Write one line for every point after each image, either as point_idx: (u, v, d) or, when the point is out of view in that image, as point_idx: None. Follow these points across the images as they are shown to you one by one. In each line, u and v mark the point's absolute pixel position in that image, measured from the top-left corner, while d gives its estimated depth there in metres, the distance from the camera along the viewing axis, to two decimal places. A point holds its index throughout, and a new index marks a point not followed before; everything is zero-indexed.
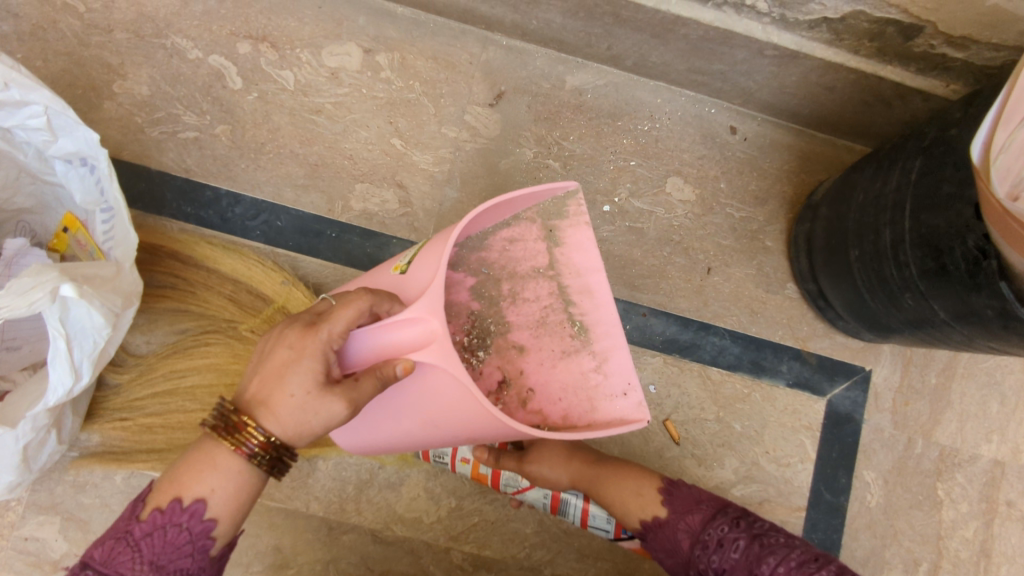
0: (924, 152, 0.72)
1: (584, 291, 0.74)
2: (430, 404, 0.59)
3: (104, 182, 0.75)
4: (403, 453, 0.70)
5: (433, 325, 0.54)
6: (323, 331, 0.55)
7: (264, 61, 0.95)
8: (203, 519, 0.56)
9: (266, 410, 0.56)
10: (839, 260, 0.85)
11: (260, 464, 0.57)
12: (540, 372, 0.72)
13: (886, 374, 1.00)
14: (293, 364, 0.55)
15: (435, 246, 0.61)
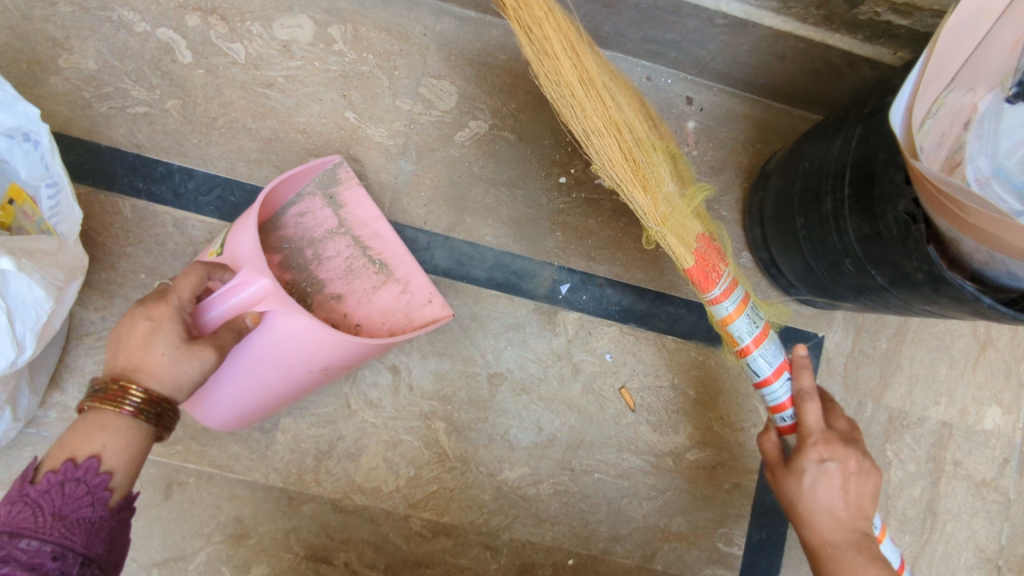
0: (864, 119, 0.72)
1: (373, 234, 0.88)
2: (278, 348, 0.71)
3: (48, 158, 0.75)
4: (262, 407, 0.80)
5: (264, 280, 0.65)
6: (172, 302, 0.59)
7: (215, 33, 0.94)
8: (99, 473, 0.53)
9: (144, 374, 0.56)
10: (788, 228, 0.87)
11: (147, 421, 0.56)
12: (359, 310, 0.86)
13: (838, 340, 1.02)
14: (156, 331, 0.57)
15: (243, 223, 0.73)
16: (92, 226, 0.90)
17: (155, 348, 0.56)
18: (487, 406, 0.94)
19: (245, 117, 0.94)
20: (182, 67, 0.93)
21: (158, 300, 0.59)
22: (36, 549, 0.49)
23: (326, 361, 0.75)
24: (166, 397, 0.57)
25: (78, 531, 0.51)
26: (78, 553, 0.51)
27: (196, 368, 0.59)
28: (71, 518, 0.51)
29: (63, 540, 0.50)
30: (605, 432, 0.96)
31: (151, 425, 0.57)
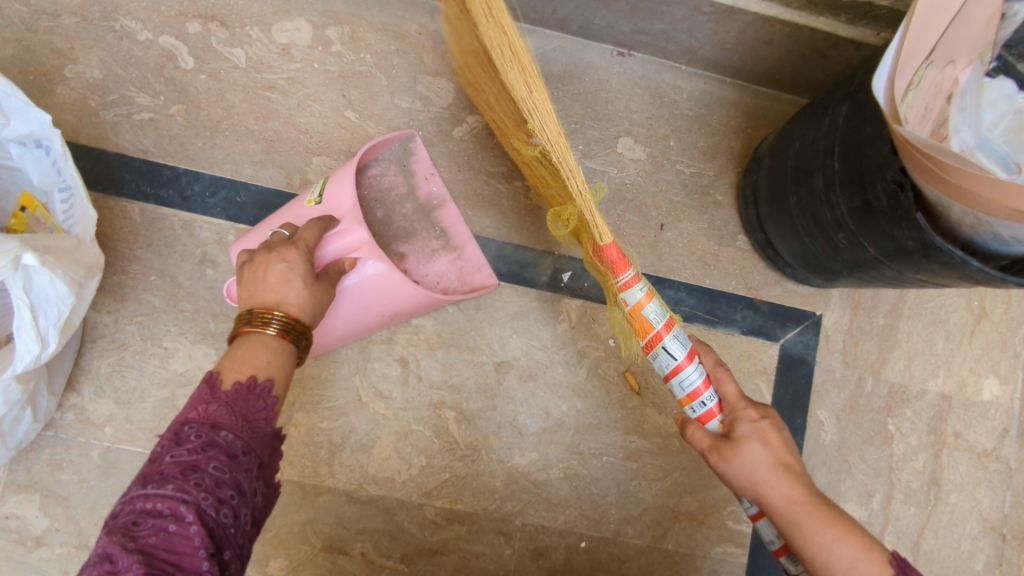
0: (850, 97, 0.75)
1: (442, 200, 0.90)
2: (365, 294, 0.77)
3: (60, 162, 0.77)
4: (338, 340, 0.86)
5: (362, 232, 0.70)
6: (299, 246, 0.65)
7: (215, 39, 0.97)
8: (272, 393, 0.57)
9: (287, 305, 0.62)
10: (781, 208, 0.89)
11: (291, 345, 0.61)
12: (420, 268, 0.89)
13: (836, 317, 1.04)
14: (291, 270, 0.63)
15: (341, 172, 0.76)
16: (103, 231, 0.92)
17: (294, 283, 0.62)
18: (495, 394, 0.96)
19: (248, 119, 0.96)
20: (185, 73, 0.96)
21: (289, 243, 0.65)
22: (232, 443, 0.51)
23: (401, 305, 0.81)
24: (304, 328, 0.63)
25: (259, 438, 0.54)
26: (258, 457, 0.53)
27: (321, 301, 0.65)
28: (253, 424, 0.54)
29: (250, 441, 0.53)
30: (611, 415, 0.98)
31: (296, 348, 0.62)
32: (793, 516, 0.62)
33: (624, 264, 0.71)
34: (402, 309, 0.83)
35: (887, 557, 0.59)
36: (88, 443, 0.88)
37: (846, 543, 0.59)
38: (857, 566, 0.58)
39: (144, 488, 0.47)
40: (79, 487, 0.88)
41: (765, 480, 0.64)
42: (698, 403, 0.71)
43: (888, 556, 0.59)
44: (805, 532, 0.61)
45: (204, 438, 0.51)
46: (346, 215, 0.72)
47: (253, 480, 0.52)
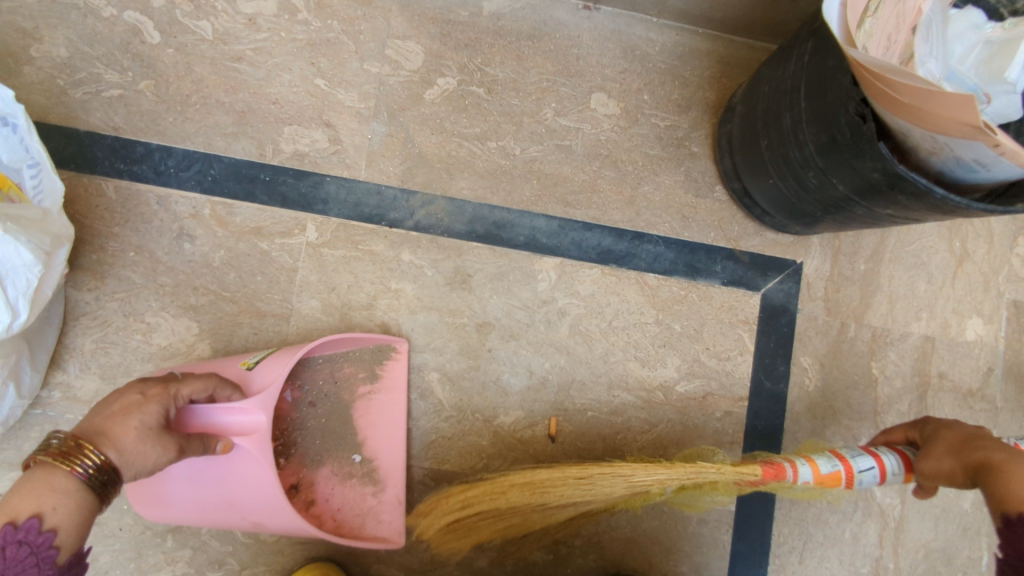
0: (815, 33, 0.74)
1: (385, 426, 0.92)
2: (230, 486, 0.75)
3: (25, 139, 0.77)
4: (179, 517, 0.80)
5: (261, 418, 0.73)
6: (170, 390, 0.66)
7: (181, 13, 0.96)
8: (41, 533, 0.54)
9: (106, 440, 0.59)
10: (755, 153, 0.88)
11: (94, 486, 0.57)
12: (325, 486, 0.90)
13: (817, 264, 1.04)
14: (137, 406, 0.63)
15: (283, 359, 0.80)
16: (78, 210, 0.92)
17: (128, 419, 0.61)
18: (478, 354, 0.96)
19: (218, 92, 0.96)
20: (151, 48, 0.95)
21: (164, 382, 0.67)
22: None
23: (259, 514, 0.79)
24: (116, 467, 0.59)
25: None
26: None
27: (152, 458, 0.62)
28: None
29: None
30: (595, 370, 0.98)
31: (99, 488, 0.57)
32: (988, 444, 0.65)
33: (782, 472, 0.81)
34: (265, 520, 0.80)
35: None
36: (76, 420, 0.89)
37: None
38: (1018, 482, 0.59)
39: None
40: None
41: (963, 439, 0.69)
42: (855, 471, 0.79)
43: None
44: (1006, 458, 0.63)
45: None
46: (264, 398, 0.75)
47: None
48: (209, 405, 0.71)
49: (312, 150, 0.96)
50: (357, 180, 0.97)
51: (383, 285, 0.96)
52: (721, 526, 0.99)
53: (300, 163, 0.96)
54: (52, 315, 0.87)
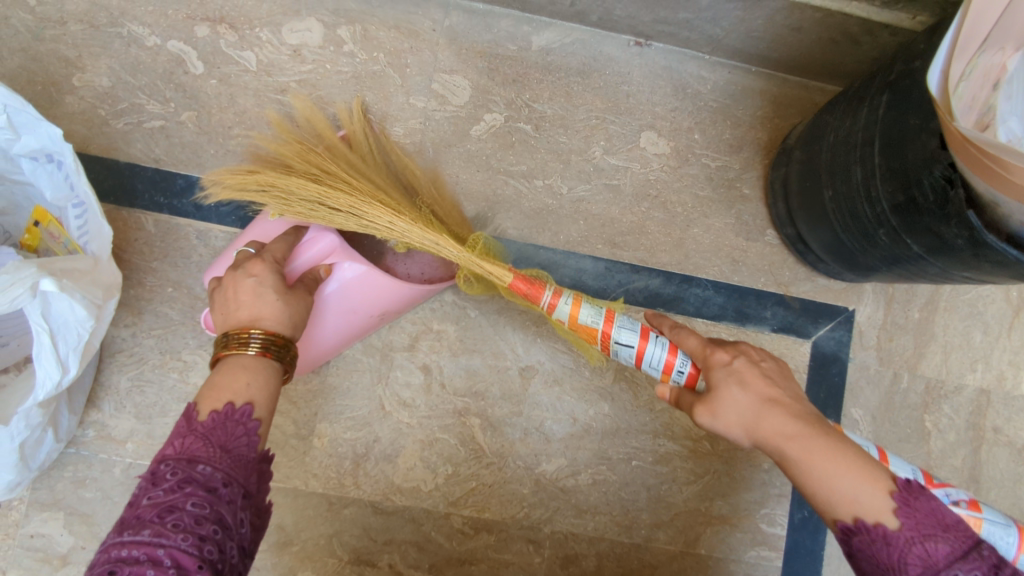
0: (890, 87, 0.71)
1: (389, 184, 0.89)
2: (351, 296, 0.80)
3: (72, 177, 0.74)
4: (331, 355, 0.88)
5: (329, 236, 0.73)
6: (264, 259, 0.67)
7: (225, 43, 0.94)
8: (253, 418, 0.55)
9: (267, 320, 0.62)
10: (815, 202, 0.85)
11: (275, 361, 0.61)
12: (402, 266, 0.89)
13: (869, 312, 1.01)
14: (261, 284, 0.63)
15: (307, 188, 0.80)
16: (118, 243, 0.90)
17: (265, 297, 0.62)
18: (521, 400, 0.94)
19: (261, 124, 0.94)
20: (195, 78, 0.93)
21: (253, 257, 0.67)
22: (210, 476, 0.50)
23: (384, 304, 0.84)
24: (286, 340, 0.63)
25: (241, 466, 0.52)
26: (241, 487, 0.51)
27: (299, 309, 0.66)
28: (233, 453, 0.53)
29: (230, 472, 0.51)
30: (640, 419, 0.95)
31: (280, 363, 0.61)
32: (789, 450, 0.57)
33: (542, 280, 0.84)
34: (388, 307, 0.84)
35: (889, 486, 0.53)
36: (110, 460, 0.87)
37: (873, 475, 0.54)
38: (856, 496, 0.53)
39: (120, 536, 0.46)
40: (102, 504, 0.87)
41: (753, 421, 0.61)
42: (675, 372, 0.71)
43: (892, 476, 0.54)
44: (812, 467, 0.56)
45: (180, 475, 0.49)
46: (313, 224, 0.76)
47: (237, 511, 0.50)
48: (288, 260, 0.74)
49: None
50: None
51: (426, 326, 0.94)
52: None
53: None
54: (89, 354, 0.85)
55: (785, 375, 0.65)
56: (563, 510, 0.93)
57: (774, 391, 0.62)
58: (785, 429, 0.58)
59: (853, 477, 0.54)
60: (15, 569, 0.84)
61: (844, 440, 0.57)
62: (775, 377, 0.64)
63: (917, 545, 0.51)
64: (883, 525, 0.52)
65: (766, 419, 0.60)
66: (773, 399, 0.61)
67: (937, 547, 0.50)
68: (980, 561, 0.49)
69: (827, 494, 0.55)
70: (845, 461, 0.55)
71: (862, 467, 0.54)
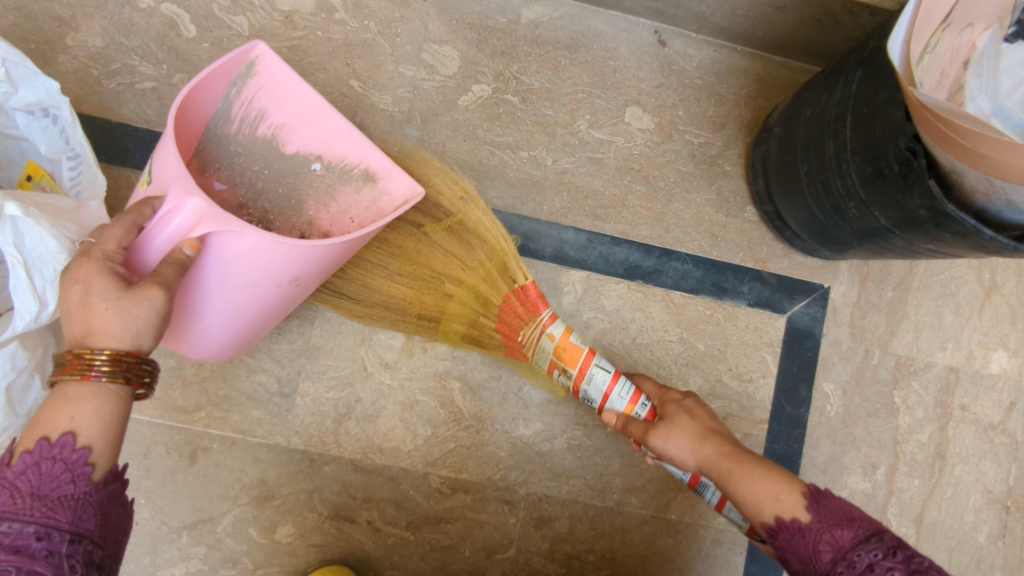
0: (863, 63, 0.73)
1: (298, 113, 0.77)
2: (236, 272, 0.66)
3: (69, 131, 0.78)
4: (238, 339, 0.78)
5: (195, 200, 0.60)
6: (98, 254, 0.57)
7: (218, 7, 0.95)
8: (75, 448, 0.53)
9: (100, 333, 0.55)
10: (791, 179, 0.87)
11: (114, 381, 0.55)
12: (324, 215, 0.78)
13: (844, 290, 1.03)
14: (88, 293, 0.56)
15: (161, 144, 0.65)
16: (108, 201, 0.92)
17: (92, 307, 0.55)
18: (500, 365, 0.96)
19: None
20: (187, 41, 0.95)
21: (83, 256, 0.57)
22: (16, 532, 0.48)
23: (276, 273, 0.68)
24: (127, 351, 0.56)
25: (61, 507, 0.51)
26: (64, 528, 0.50)
27: (145, 306, 0.57)
28: (51, 495, 0.51)
29: (45, 518, 0.49)
30: None
31: (123, 383, 0.56)
32: (721, 465, 0.66)
33: (540, 306, 0.81)
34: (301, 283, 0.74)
35: (800, 488, 0.62)
36: None
37: (786, 484, 0.62)
38: (776, 498, 0.61)
39: None
40: None
41: (695, 444, 0.69)
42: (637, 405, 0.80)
43: (804, 485, 0.62)
44: (734, 477, 0.64)
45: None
46: (172, 185, 0.62)
47: (58, 554, 0.49)
48: (142, 245, 0.61)
49: None
50: None
51: None
52: (736, 547, 0.99)
53: None
54: None
55: (703, 410, 0.74)
56: (538, 472, 0.96)
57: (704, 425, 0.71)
58: (716, 454, 0.67)
59: (772, 484, 0.62)
60: None
61: (762, 457, 0.66)
62: (699, 413, 0.74)
63: (826, 534, 0.57)
64: (798, 519, 0.60)
65: (704, 442, 0.69)
66: (702, 429, 0.71)
67: (842, 532, 0.57)
68: (880, 543, 0.55)
69: (753, 504, 0.63)
70: (767, 471, 0.63)
71: (778, 477, 0.63)
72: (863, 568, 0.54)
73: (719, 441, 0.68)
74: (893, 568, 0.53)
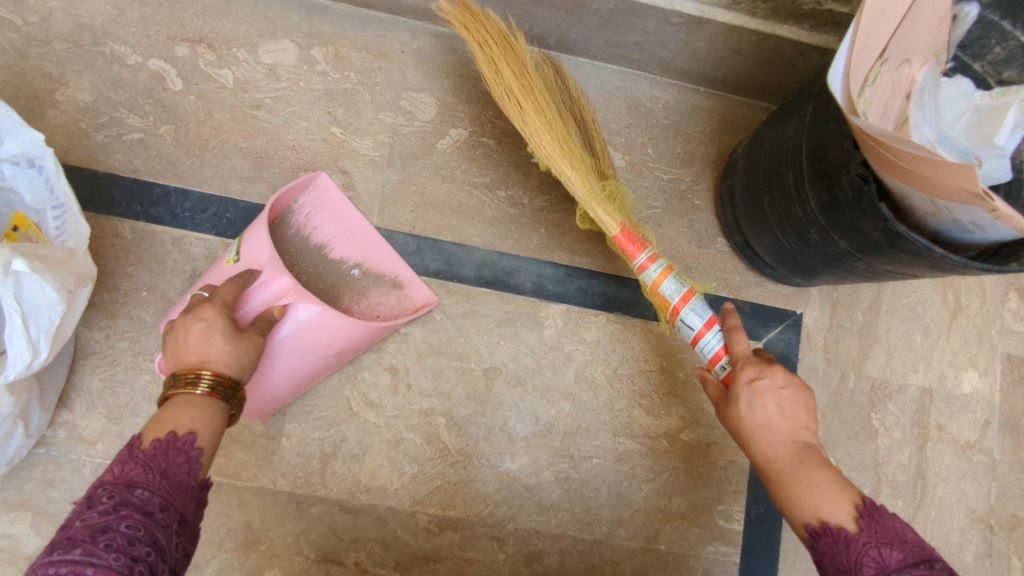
0: (815, 97, 0.78)
1: (346, 230, 0.92)
2: (305, 338, 0.81)
3: (52, 180, 0.79)
4: (285, 396, 0.88)
5: (284, 279, 0.75)
6: (215, 303, 0.67)
7: (204, 61, 1.00)
8: (195, 446, 0.57)
9: (215, 361, 0.62)
10: (756, 209, 0.91)
11: (223, 400, 0.62)
12: (357, 303, 0.91)
13: (816, 315, 1.06)
14: (210, 329, 0.64)
15: (255, 227, 0.81)
16: (93, 249, 0.93)
17: (214, 341, 0.63)
18: (485, 400, 0.97)
19: (236, 137, 0.98)
20: (173, 94, 0.98)
21: (204, 302, 0.67)
22: (147, 500, 0.52)
23: (340, 342, 0.85)
24: (235, 380, 0.64)
25: (178, 492, 0.54)
26: (178, 512, 0.53)
27: (248, 353, 0.66)
28: (173, 478, 0.55)
29: (167, 497, 0.53)
30: (601, 418, 0.99)
31: (227, 403, 0.62)
32: (779, 470, 0.62)
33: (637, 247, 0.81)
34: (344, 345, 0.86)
35: (854, 499, 0.58)
36: (80, 460, 0.89)
37: (839, 494, 0.58)
38: (823, 511, 0.58)
39: (50, 555, 0.47)
40: (71, 505, 0.88)
41: (762, 430, 0.65)
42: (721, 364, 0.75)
43: (859, 495, 0.58)
44: (787, 486, 0.61)
45: (116, 498, 0.51)
46: (266, 265, 0.76)
47: (171, 536, 0.52)
48: (240, 304, 0.73)
49: None
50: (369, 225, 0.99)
51: (392, 329, 0.97)
52: None
53: None
54: (62, 354, 0.87)
55: (803, 407, 0.66)
56: (526, 507, 0.96)
57: (784, 425, 0.64)
58: (780, 453, 0.63)
59: (828, 495, 0.58)
60: None
61: (825, 464, 0.61)
62: (788, 408, 0.65)
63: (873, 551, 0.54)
64: (845, 529, 0.56)
65: (759, 437, 0.65)
66: (783, 433, 0.64)
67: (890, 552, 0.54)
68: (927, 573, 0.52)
69: (799, 505, 0.60)
70: (818, 478, 0.60)
71: (833, 490, 0.59)
72: None
73: (770, 435, 0.64)
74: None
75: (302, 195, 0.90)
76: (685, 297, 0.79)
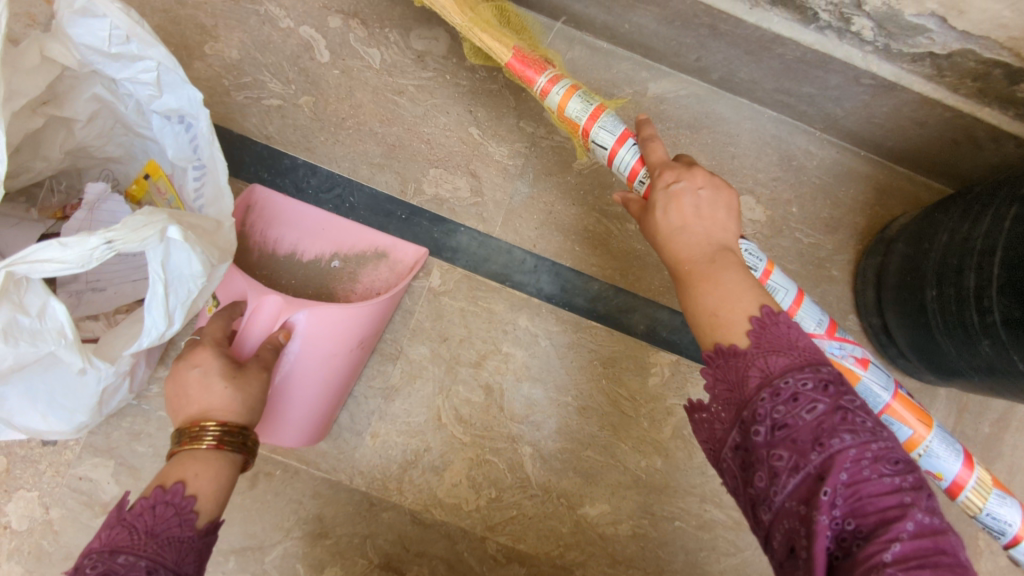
0: (1021, 200, 0.71)
1: (308, 229, 0.88)
2: (320, 342, 0.79)
3: (200, 140, 0.76)
4: (319, 423, 0.85)
5: (273, 296, 0.73)
6: (206, 345, 0.66)
7: (354, 36, 0.96)
8: (186, 495, 0.56)
9: (216, 411, 0.62)
10: (915, 298, 0.84)
11: (232, 450, 0.61)
12: (357, 291, 0.87)
13: (939, 417, 0.99)
14: (207, 375, 0.63)
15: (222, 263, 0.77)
16: None
17: (214, 387, 0.62)
18: (575, 437, 0.93)
19: (373, 121, 0.95)
20: (319, 66, 0.95)
21: (196, 348, 0.65)
22: (132, 564, 0.50)
23: (357, 333, 0.83)
24: (244, 426, 0.63)
25: (170, 548, 0.52)
26: (170, 568, 0.51)
27: (254, 391, 0.65)
28: (162, 535, 0.53)
29: (155, 556, 0.51)
30: (691, 480, 0.94)
31: (235, 452, 0.61)
32: (690, 265, 0.56)
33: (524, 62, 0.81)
34: (360, 338, 0.83)
35: (750, 310, 0.51)
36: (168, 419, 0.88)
37: (744, 299, 0.52)
38: (721, 314, 0.51)
39: None
40: (152, 461, 0.87)
41: (675, 228, 0.59)
42: (638, 178, 0.76)
43: (766, 303, 0.51)
44: (698, 287, 0.54)
45: (99, 568, 0.49)
46: (247, 292, 0.74)
47: None
48: (239, 342, 0.71)
49: (452, 197, 0.95)
50: (491, 235, 0.95)
51: (494, 346, 0.94)
52: None
53: (438, 208, 0.95)
54: None
55: (722, 204, 0.59)
56: (597, 556, 0.92)
57: (702, 226, 0.58)
58: (688, 249, 0.57)
59: (735, 296, 0.52)
60: (59, 508, 0.85)
61: (740, 266, 0.55)
62: (705, 208, 0.59)
63: (760, 359, 0.47)
64: (733, 344, 0.49)
65: (676, 242, 0.58)
66: (699, 232, 0.58)
67: (776, 359, 0.47)
68: (814, 374, 0.46)
69: (703, 318, 0.53)
70: (725, 283, 0.53)
71: (741, 287, 0.52)
72: (791, 397, 0.45)
73: (668, 231, 0.59)
74: (818, 402, 0.44)
75: (248, 216, 0.87)
76: (861, 364, 0.69)
